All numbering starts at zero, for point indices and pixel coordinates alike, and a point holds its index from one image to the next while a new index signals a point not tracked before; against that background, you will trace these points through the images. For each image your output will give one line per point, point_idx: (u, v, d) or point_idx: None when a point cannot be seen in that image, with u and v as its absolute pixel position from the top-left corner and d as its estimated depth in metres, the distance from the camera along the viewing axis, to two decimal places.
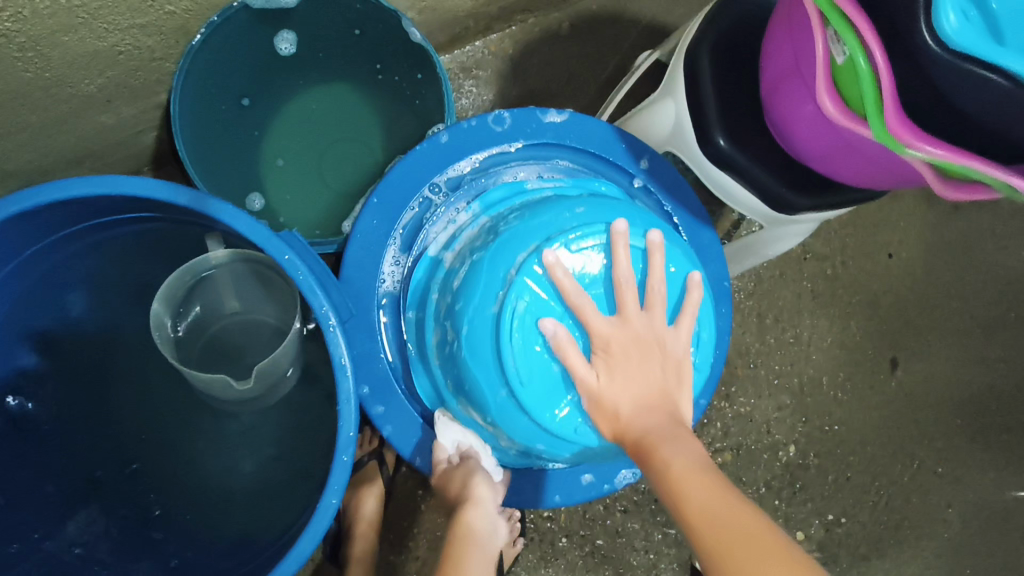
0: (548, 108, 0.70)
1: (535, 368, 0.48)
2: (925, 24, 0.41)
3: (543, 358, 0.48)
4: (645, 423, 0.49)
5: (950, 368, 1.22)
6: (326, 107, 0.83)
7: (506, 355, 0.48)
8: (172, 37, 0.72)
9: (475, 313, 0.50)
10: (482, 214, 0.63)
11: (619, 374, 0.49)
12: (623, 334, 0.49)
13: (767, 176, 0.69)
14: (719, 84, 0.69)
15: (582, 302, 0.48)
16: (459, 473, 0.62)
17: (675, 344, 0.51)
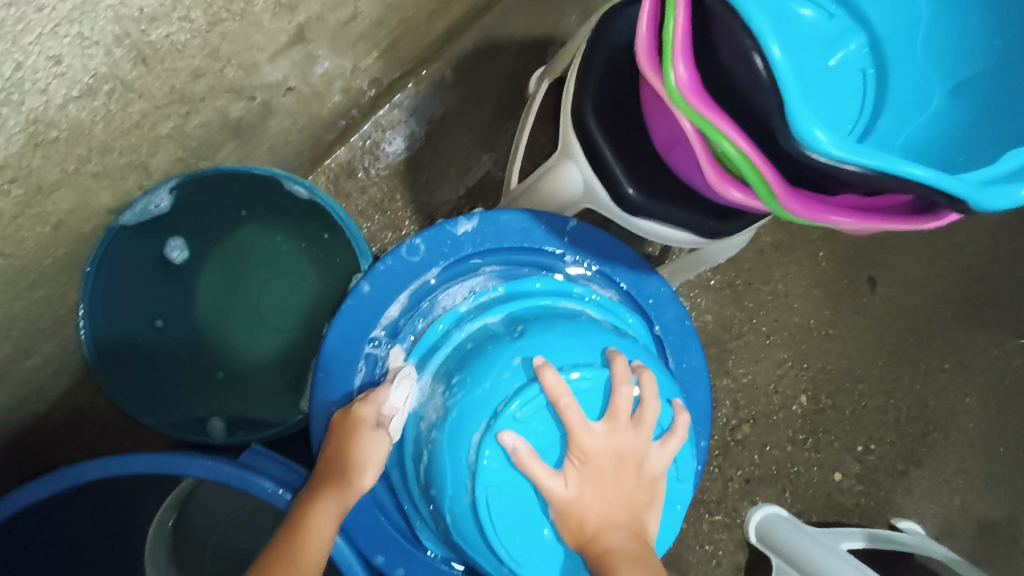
0: (457, 219, 0.68)
1: (520, 533, 0.48)
2: (790, 139, 0.37)
3: (526, 512, 0.48)
4: (610, 539, 0.46)
5: (925, 266, 1.22)
6: (241, 297, 0.79)
7: (485, 504, 0.47)
8: (61, 278, 0.66)
9: (453, 504, 0.49)
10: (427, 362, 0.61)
11: (589, 486, 0.47)
12: (596, 451, 0.47)
13: (689, 213, 0.67)
14: (613, 139, 0.67)
15: (567, 409, 0.47)
16: (391, 382, 0.59)
17: (656, 461, 0.49)
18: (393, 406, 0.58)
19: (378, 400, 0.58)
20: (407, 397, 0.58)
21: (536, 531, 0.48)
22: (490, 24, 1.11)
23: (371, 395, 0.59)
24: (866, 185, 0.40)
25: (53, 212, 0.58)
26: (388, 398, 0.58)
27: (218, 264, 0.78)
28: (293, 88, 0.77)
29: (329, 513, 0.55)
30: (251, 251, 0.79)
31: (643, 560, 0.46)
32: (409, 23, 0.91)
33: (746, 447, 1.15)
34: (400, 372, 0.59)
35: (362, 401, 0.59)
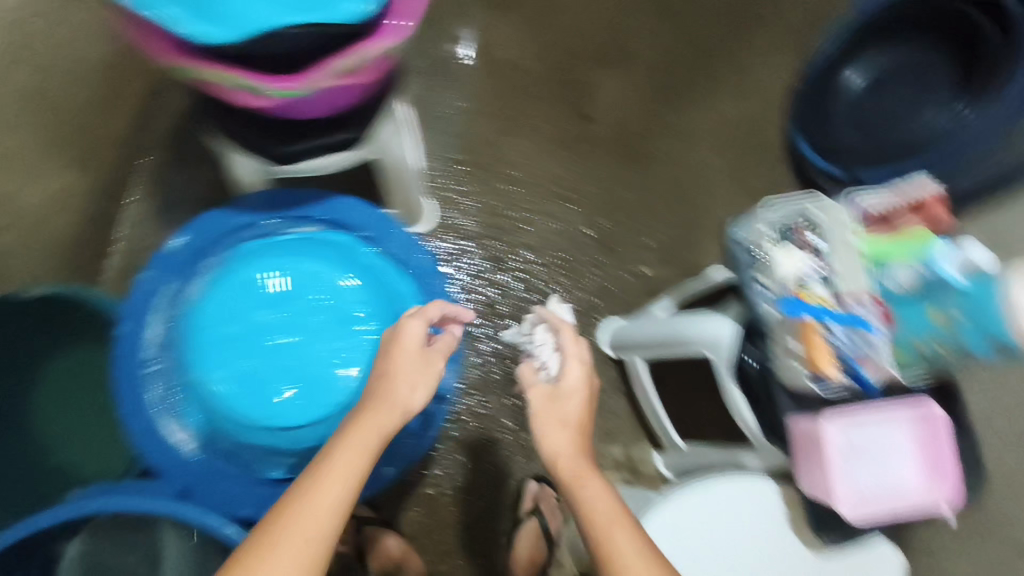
0: (167, 241, 0.84)
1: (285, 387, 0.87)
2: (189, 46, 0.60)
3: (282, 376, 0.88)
4: (571, 456, 0.76)
5: (617, 78, 1.43)
6: (68, 396, 0.96)
7: (231, 389, 0.86)
8: None
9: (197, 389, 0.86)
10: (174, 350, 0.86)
11: (556, 422, 0.79)
12: (575, 393, 0.80)
13: (328, 139, 0.85)
14: (244, 122, 0.82)
15: (568, 372, 0.81)
16: (417, 363, 0.78)
17: (586, 387, 0.82)
18: (393, 381, 0.76)
19: (392, 376, 0.76)
20: (418, 374, 0.77)
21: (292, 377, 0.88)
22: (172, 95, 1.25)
23: (392, 369, 0.76)
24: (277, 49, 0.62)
25: None
26: (411, 376, 0.77)
27: (32, 383, 0.94)
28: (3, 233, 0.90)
29: (350, 452, 0.67)
30: (51, 359, 0.95)
31: (593, 478, 0.73)
32: (83, 132, 1.04)
33: (567, 291, 1.35)
34: (419, 341, 0.79)
35: (407, 321, 0.81)
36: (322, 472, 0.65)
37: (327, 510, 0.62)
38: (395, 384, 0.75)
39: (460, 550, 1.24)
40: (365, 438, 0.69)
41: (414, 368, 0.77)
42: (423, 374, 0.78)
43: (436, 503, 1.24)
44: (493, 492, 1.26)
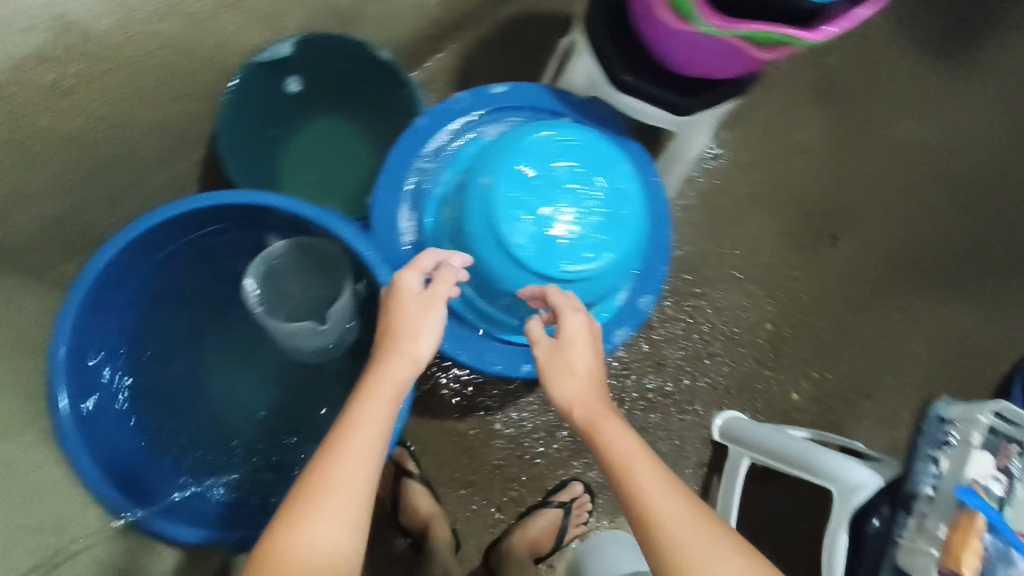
0: (494, 84, 0.93)
1: (476, 206, 0.79)
2: None
3: (481, 206, 0.79)
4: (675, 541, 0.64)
5: (880, 227, 1.43)
6: (323, 136, 1.03)
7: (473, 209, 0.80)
8: (205, 99, 0.94)
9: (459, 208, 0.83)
10: (448, 156, 0.90)
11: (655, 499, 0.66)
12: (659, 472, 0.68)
13: (663, 93, 0.91)
14: (613, 34, 0.90)
15: None
16: (416, 313, 0.74)
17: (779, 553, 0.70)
18: (418, 337, 0.73)
19: (406, 332, 0.73)
20: (425, 329, 0.74)
21: (489, 232, 0.79)
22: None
23: (398, 326, 0.74)
24: None
25: (220, 31, 0.85)
26: (414, 331, 0.73)
27: (310, 110, 1.03)
28: None
29: (380, 404, 0.69)
30: (324, 101, 1.03)
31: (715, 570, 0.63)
32: None
33: (717, 360, 1.34)
34: (421, 295, 0.75)
35: (403, 273, 0.76)
36: (338, 432, 0.68)
37: (351, 481, 0.64)
38: (397, 339, 0.73)
39: (482, 494, 1.25)
40: (388, 387, 0.71)
41: (420, 325, 0.74)
42: (428, 322, 0.74)
43: (493, 442, 1.26)
44: (541, 472, 1.27)
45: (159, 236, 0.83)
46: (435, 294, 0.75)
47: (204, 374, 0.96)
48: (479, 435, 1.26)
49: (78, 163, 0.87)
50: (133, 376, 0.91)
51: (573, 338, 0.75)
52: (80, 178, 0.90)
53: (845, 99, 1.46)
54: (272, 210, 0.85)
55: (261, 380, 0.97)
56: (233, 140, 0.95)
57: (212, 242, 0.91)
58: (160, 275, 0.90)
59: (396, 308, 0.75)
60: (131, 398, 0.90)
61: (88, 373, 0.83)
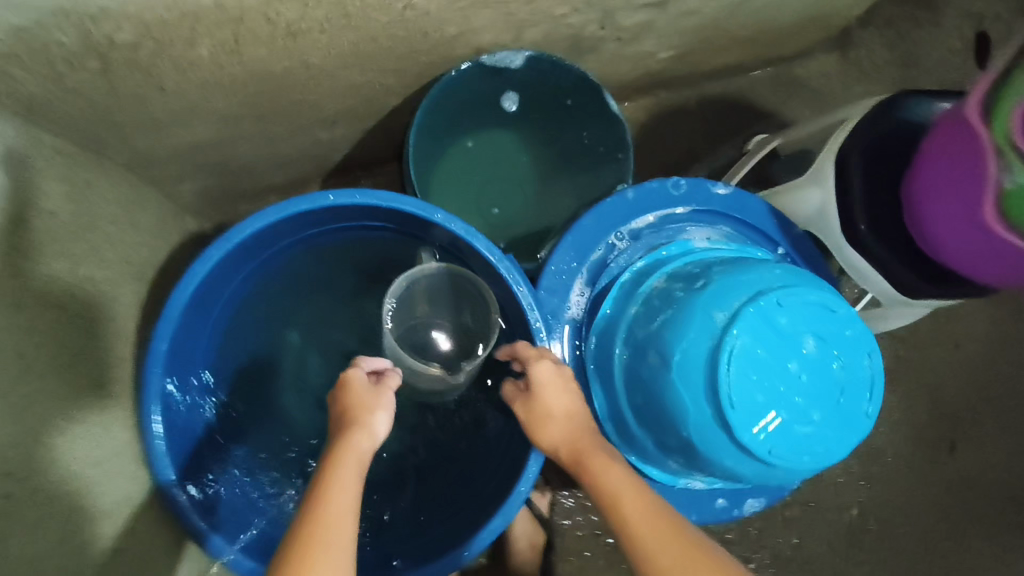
0: (717, 182, 0.83)
1: (695, 327, 0.62)
2: None
3: (696, 326, 0.62)
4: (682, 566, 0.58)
5: (1003, 455, 1.30)
6: (484, 151, 1.01)
7: (676, 326, 0.64)
8: (411, 79, 0.84)
9: (660, 320, 0.67)
10: (654, 261, 0.77)
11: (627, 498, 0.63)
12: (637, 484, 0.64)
13: (900, 267, 0.79)
14: (867, 182, 0.80)
15: None
16: (368, 394, 0.67)
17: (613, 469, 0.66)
18: (374, 411, 0.66)
19: (356, 409, 0.66)
20: (380, 401, 0.67)
21: (692, 360, 0.61)
22: (739, 84, 1.27)
23: (346, 405, 0.66)
24: None
25: (467, 22, 0.75)
26: (370, 404, 0.66)
27: (488, 126, 0.99)
28: (624, 39, 0.93)
29: (346, 475, 0.60)
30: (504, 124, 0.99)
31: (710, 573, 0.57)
32: (705, 46, 1.07)
33: (790, 529, 1.22)
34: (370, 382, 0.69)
35: (351, 370, 0.70)
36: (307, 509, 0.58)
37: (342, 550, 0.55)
38: (348, 416, 0.65)
39: None
40: (348, 456, 0.62)
41: (375, 399, 0.67)
42: (374, 399, 0.67)
43: None
44: None
45: (315, 217, 0.75)
46: (378, 383, 0.69)
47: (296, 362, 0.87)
48: (520, 511, 1.11)
49: (262, 100, 0.78)
50: (227, 337, 0.83)
51: (541, 382, 0.70)
52: (255, 113, 0.80)
53: (1016, 309, 1.34)
54: (448, 235, 0.76)
55: None
56: (420, 137, 0.89)
57: (363, 235, 0.83)
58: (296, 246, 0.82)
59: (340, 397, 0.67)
60: (220, 363, 0.82)
61: (191, 326, 0.75)
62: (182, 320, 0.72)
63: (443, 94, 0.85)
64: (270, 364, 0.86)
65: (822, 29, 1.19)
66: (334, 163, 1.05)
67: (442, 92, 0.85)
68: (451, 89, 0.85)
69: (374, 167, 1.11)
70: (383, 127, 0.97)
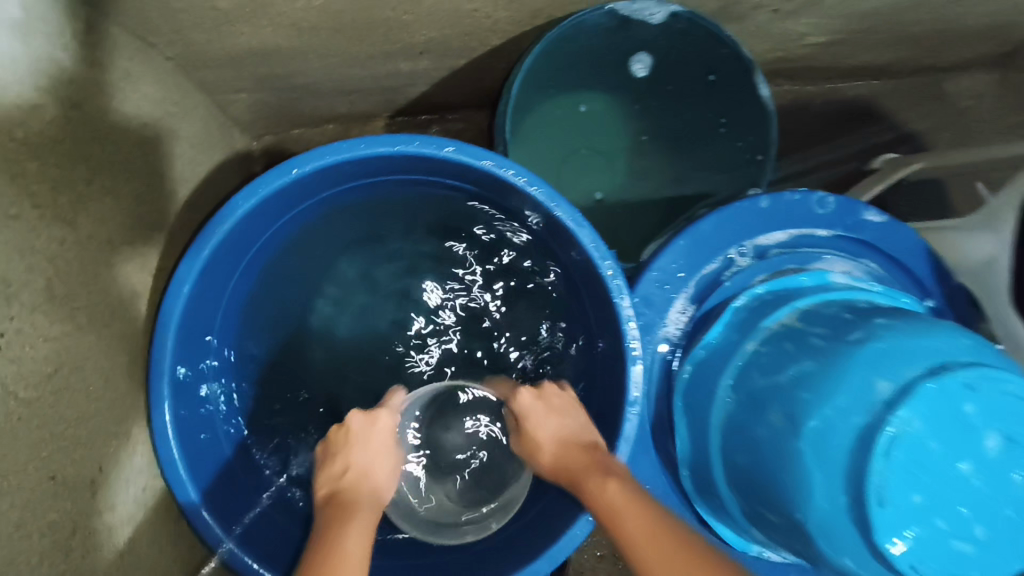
0: (871, 207, 0.68)
1: (846, 393, 0.49)
2: None
3: (850, 393, 0.48)
4: None
5: None
6: (585, 119, 0.84)
7: (819, 385, 0.51)
8: (523, 15, 0.70)
9: (797, 370, 0.53)
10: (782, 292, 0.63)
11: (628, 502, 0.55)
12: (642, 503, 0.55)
13: None
14: None
15: None
16: (376, 442, 0.66)
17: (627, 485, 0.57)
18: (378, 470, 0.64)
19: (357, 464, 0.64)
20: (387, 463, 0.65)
21: (837, 435, 0.48)
22: (875, 91, 1.10)
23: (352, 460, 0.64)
24: None
25: None
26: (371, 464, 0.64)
27: (599, 88, 0.82)
28: (779, 12, 0.77)
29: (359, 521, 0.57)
30: (617, 93, 0.83)
31: None
32: (862, 37, 0.90)
33: None
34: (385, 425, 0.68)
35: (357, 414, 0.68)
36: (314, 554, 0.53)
37: None
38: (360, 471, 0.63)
39: None
40: (360, 513, 0.58)
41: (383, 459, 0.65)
42: (386, 458, 0.66)
43: None
44: None
45: (386, 165, 0.64)
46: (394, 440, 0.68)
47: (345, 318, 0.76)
48: None
49: (344, 11, 0.64)
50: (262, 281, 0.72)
51: (551, 396, 0.67)
52: (332, 25, 0.67)
53: None
54: (542, 217, 0.62)
55: (381, 369, 0.75)
56: (529, 74, 0.74)
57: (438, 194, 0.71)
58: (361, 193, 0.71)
59: (340, 443, 0.65)
60: (253, 309, 0.72)
61: (225, 265, 0.65)
62: (216, 257, 0.62)
63: (573, 27, 0.70)
64: (317, 317, 0.75)
65: (996, 41, 1.00)
66: (405, 101, 0.92)
67: (573, 25, 0.69)
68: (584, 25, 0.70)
69: (447, 113, 0.97)
70: (473, 69, 0.83)
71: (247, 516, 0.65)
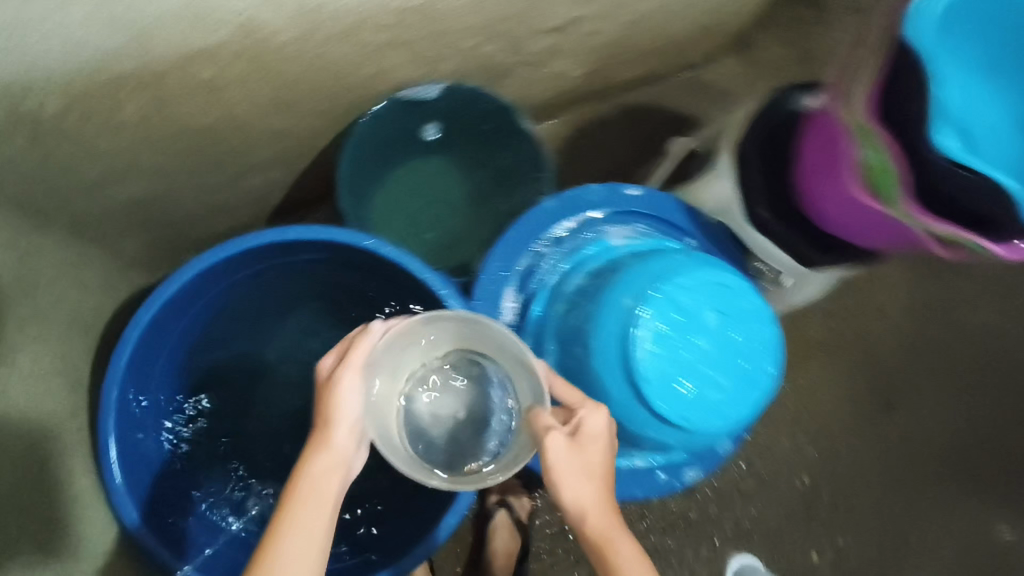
0: (629, 185, 0.90)
1: (606, 315, 0.69)
2: (926, 137, 0.59)
3: (609, 316, 0.68)
4: None
5: (938, 411, 1.39)
6: (418, 177, 1.06)
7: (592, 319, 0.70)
8: (334, 119, 0.90)
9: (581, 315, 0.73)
10: (574, 270, 0.84)
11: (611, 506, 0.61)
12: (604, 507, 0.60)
13: (798, 242, 0.87)
14: (762, 169, 0.87)
15: None
16: (336, 400, 0.61)
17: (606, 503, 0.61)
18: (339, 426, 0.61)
19: (325, 419, 0.61)
20: (348, 413, 0.61)
21: (607, 346, 0.68)
22: (653, 93, 1.36)
23: (326, 412, 0.61)
24: (959, 199, 0.61)
25: (377, 62, 0.81)
26: (342, 420, 0.61)
27: (418, 151, 1.04)
28: (533, 63, 1.01)
29: (312, 494, 0.58)
30: (434, 150, 1.05)
31: None
32: (614, 61, 1.15)
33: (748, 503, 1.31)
34: (340, 381, 0.62)
35: (324, 363, 0.64)
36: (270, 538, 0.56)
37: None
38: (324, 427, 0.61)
39: None
40: (312, 482, 0.58)
41: (344, 410, 0.61)
42: (345, 408, 0.61)
43: None
44: None
45: (251, 259, 0.82)
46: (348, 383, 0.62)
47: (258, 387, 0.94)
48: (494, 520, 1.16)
49: (193, 155, 0.83)
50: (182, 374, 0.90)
51: (592, 436, 0.62)
52: (189, 167, 0.85)
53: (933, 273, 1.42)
54: (384, 261, 0.81)
55: None
56: (352, 167, 0.94)
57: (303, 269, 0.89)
58: (243, 287, 0.89)
59: (315, 404, 0.62)
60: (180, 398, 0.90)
61: (143, 369, 0.82)
62: (133, 366, 0.79)
63: (365, 122, 0.90)
64: (231, 393, 0.93)
65: (722, 33, 1.28)
66: (274, 206, 1.10)
67: (365, 122, 0.90)
68: (376, 119, 0.90)
69: (314, 206, 1.16)
70: (317, 167, 1.03)
71: (192, 556, 0.82)
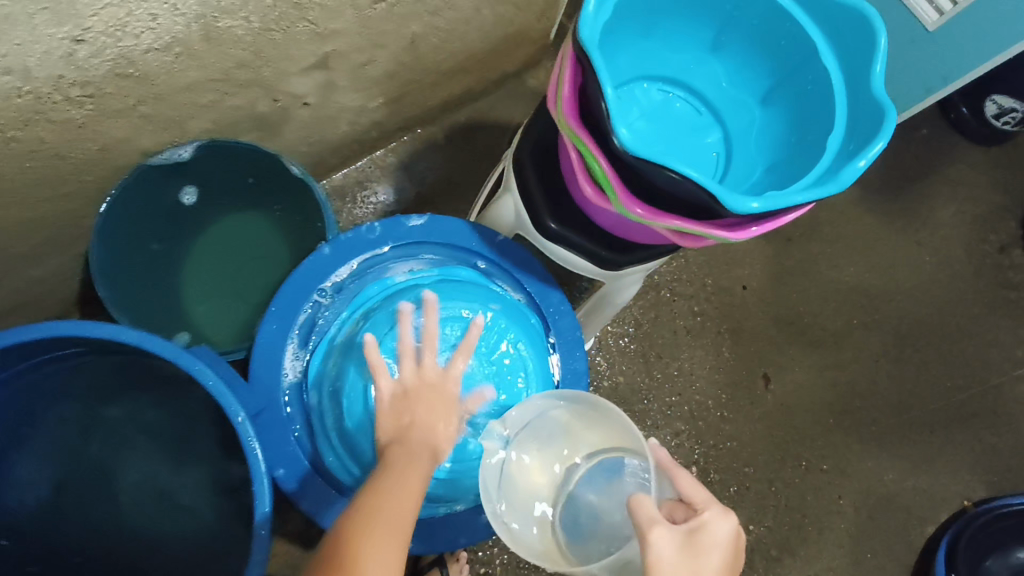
0: (411, 215, 0.85)
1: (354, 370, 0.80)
2: (613, 136, 0.56)
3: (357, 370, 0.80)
4: None
5: (813, 375, 1.39)
6: (218, 236, 1.03)
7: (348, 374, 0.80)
8: (89, 198, 0.84)
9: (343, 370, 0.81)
10: (350, 318, 0.84)
11: None
12: None
13: (591, 245, 0.83)
14: (541, 178, 0.84)
15: None
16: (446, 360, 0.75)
17: None
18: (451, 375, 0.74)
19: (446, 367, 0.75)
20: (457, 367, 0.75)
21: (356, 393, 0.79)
22: (479, 108, 1.33)
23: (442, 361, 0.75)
24: (670, 191, 0.58)
25: (104, 135, 0.75)
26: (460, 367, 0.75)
27: (210, 211, 1.02)
28: (310, 104, 0.96)
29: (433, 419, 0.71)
30: (228, 204, 1.02)
31: None
32: (414, 86, 1.12)
33: None
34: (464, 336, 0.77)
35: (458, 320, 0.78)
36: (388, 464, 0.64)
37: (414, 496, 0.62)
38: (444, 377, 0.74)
39: None
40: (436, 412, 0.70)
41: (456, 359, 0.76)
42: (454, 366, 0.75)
43: None
44: None
45: None
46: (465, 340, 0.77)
47: (42, 488, 0.85)
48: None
49: None
50: None
51: (713, 543, 0.59)
52: None
53: (787, 240, 1.44)
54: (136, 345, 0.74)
55: None
56: (113, 251, 0.90)
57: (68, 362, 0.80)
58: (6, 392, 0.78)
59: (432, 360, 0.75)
60: None
61: None
62: None
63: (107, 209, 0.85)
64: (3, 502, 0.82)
65: (532, 40, 1.26)
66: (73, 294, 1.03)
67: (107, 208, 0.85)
68: (120, 198, 0.85)
69: None
70: None
71: None
